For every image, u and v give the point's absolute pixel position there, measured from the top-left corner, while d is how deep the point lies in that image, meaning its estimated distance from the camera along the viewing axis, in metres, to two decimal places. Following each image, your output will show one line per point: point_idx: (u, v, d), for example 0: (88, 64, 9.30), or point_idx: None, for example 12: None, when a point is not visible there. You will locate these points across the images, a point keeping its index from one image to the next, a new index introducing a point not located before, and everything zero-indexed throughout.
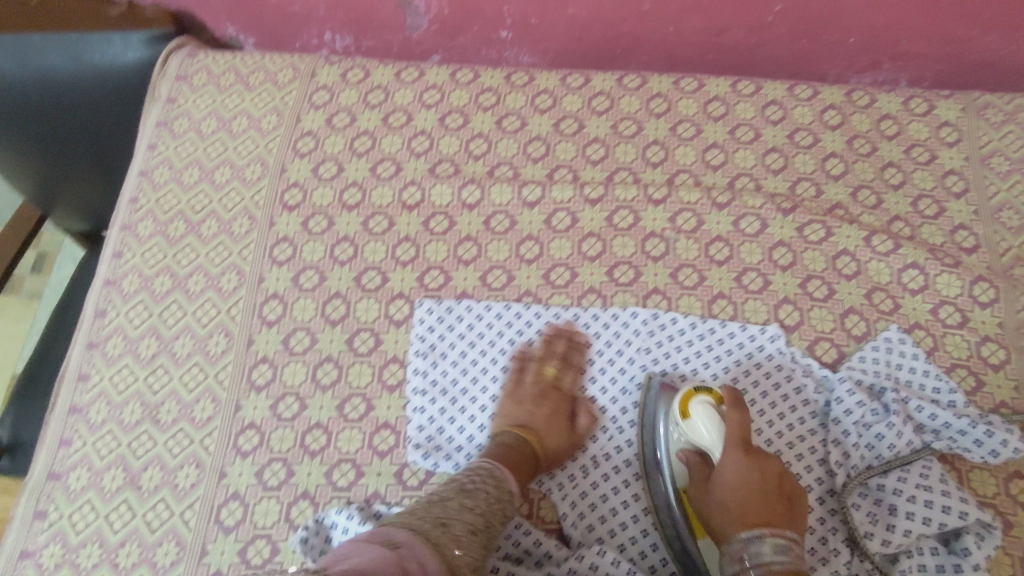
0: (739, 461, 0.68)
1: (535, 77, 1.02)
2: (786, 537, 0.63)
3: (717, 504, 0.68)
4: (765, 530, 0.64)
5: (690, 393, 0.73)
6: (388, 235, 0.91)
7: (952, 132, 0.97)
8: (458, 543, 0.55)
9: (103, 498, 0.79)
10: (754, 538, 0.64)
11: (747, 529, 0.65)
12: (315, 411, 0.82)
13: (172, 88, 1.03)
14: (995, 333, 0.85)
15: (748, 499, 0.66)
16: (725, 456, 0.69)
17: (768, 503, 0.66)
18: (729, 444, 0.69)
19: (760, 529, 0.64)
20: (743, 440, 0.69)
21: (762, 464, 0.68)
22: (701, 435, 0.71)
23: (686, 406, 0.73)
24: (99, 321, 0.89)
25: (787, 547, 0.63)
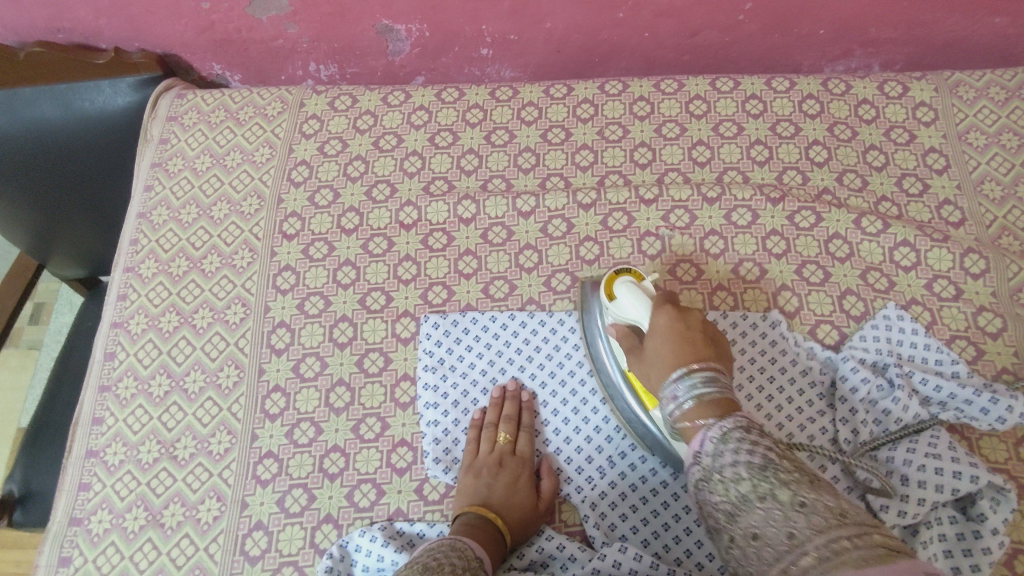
0: (664, 316, 0.70)
1: (519, 91, 1.04)
2: (711, 370, 0.62)
3: (653, 354, 0.68)
4: (691, 367, 0.63)
5: (613, 277, 0.77)
6: (389, 255, 0.93)
7: (929, 112, 1.00)
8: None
9: (127, 539, 0.79)
10: (679, 378, 0.63)
11: (676, 370, 0.64)
12: (331, 435, 0.83)
13: (164, 129, 1.05)
14: (990, 302, 0.87)
15: (677, 346, 0.66)
16: (652, 315, 0.71)
17: (693, 347, 0.66)
18: (656, 306, 0.72)
19: (685, 370, 0.63)
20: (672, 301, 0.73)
21: (689, 316, 0.70)
22: (632, 313, 0.73)
23: (612, 289, 0.76)
24: (110, 363, 0.89)
25: (712, 378, 0.61)
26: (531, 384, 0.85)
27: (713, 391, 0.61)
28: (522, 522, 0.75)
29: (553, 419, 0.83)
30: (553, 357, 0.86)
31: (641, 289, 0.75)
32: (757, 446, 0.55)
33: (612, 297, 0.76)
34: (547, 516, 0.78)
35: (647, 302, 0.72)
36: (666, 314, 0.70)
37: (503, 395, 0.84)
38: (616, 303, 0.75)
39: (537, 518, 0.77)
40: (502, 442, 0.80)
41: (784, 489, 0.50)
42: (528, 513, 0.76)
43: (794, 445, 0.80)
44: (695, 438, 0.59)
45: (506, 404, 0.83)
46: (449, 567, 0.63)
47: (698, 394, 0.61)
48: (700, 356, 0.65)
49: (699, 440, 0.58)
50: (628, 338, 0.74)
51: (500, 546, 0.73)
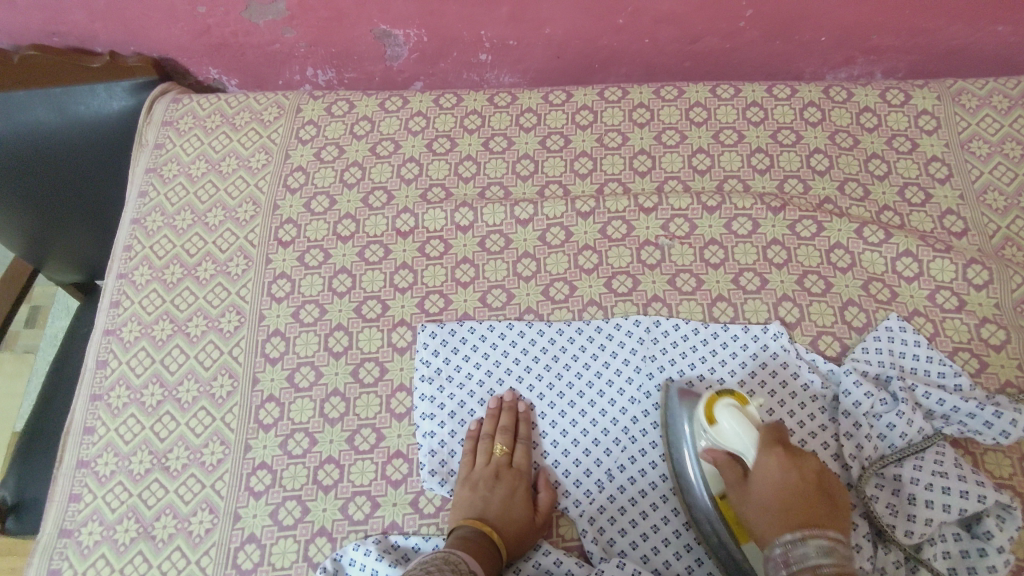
0: None
1: (518, 97, 1.03)
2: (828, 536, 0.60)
3: (755, 500, 0.65)
4: (808, 533, 0.60)
5: (714, 397, 0.72)
6: (385, 263, 0.92)
7: (931, 120, 0.99)
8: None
9: (117, 551, 0.78)
10: (791, 541, 0.60)
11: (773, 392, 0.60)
12: (325, 446, 0.82)
13: (159, 134, 1.04)
14: (993, 314, 0.86)
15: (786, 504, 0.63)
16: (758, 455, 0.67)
17: (805, 508, 0.63)
18: (763, 444, 0.67)
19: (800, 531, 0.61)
20: None
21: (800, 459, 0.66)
22: (734, 442, 0.69)
23: (712, 411, 0.71)
24: (101, 372, 0.88)
25: None
26: (529, 395, 0.84)
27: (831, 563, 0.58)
28: (519, 536, 0.74)
29: (551, 432, 0.82)
30: (551, 368, 0.85)
31: (746, 415, 0.70)
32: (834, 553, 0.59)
33: (713, 420, 0.71)
34: (545, 530, 0.77)
35: (753, 435, 0.68)
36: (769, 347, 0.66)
37: (501, 407, 0.83)
38: (718, 429, 0.70)
39: (534, 533, 0.76)
40: (498, 454, 0.79)
41: None
42: (524, 527, 0.75)
43: None
44: (790, 547, 0.60)
45: (503, 415, 0.82)
46: None
47: None
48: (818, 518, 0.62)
49: None
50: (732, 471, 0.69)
51: (496, 561, 0.71)
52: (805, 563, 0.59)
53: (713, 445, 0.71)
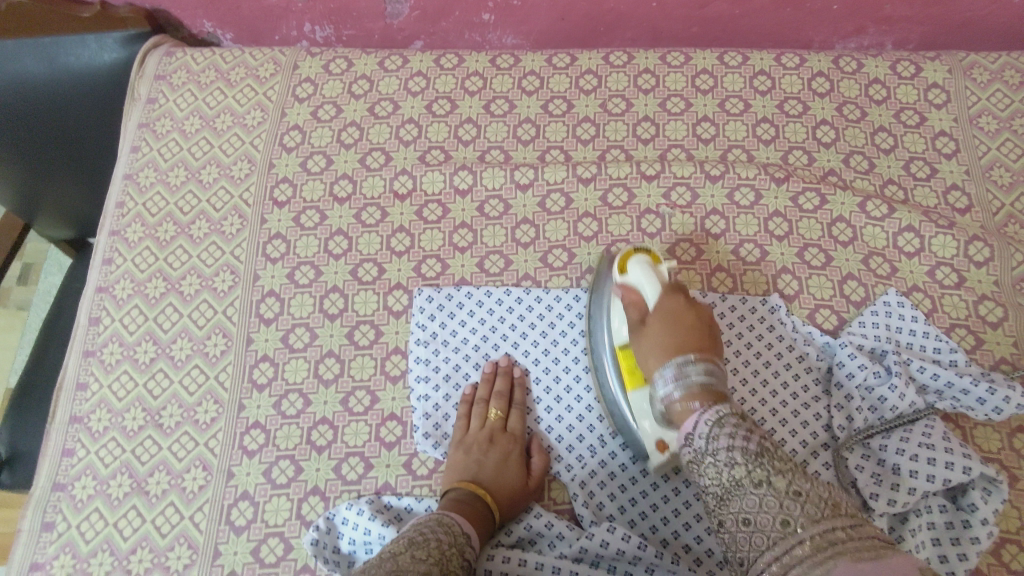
0: (674, 298, 0.69)
1: (521, 59, 1.01)
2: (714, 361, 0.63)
3: (649, 341, 0.67)
4: (698, 355, 0.63)
5: (629, 253, 0.74)
6: (382, 226, 0.91)
7: (941, 94, 0.97)
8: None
9: (111, 506, 0.78)
10: (681, 363, 0.62)
11: (681, 354, 0.63)
12: (320, 407, 0.81)
13: (152, 88, 1.02)
14: (992, 291, 0.86)
15: (673, 328, 0.66)
16: (661, 300, 0.69)
17: (690, 338, 0.65)
18: None
19: (692, 355, 0.63)
20: (681, 289, 0.70)
21: (699, 308, 0.69)
22: (642, 289, 0.71)
23: (625, 264, 0.74)
24: (94, 328, 0.87)
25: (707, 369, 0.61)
26: (524, 361, 0.84)
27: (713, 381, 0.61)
28: (511, 499, 0.75)
29: (544, 397, 0.82)
30: (547, 334, 0.84)
31: (655, 270, 0.72)
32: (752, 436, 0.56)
33: (624, 270, 0.74)
34: (538, 493, 0.78)
35: (658, 285, 0.70)
36: (680, 304, 0.68)
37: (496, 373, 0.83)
38: (627, 278, 0.73)
39: (526, 496, 0.76)
40: (493, 419, 0.79)
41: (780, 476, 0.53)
42: (517, 489, 0.75)
43: (788, 430, 0.79)
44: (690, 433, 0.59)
45: (498, 379, 0.82)
46: (435, 544, 0.63)
47: (687, 384, 0.61)
48: (708, 348, 0.65)
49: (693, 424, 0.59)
50: (636, 312, 0.71)
51: (489, 523, 0.72)
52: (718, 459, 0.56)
53: (626, 291, 0.73)
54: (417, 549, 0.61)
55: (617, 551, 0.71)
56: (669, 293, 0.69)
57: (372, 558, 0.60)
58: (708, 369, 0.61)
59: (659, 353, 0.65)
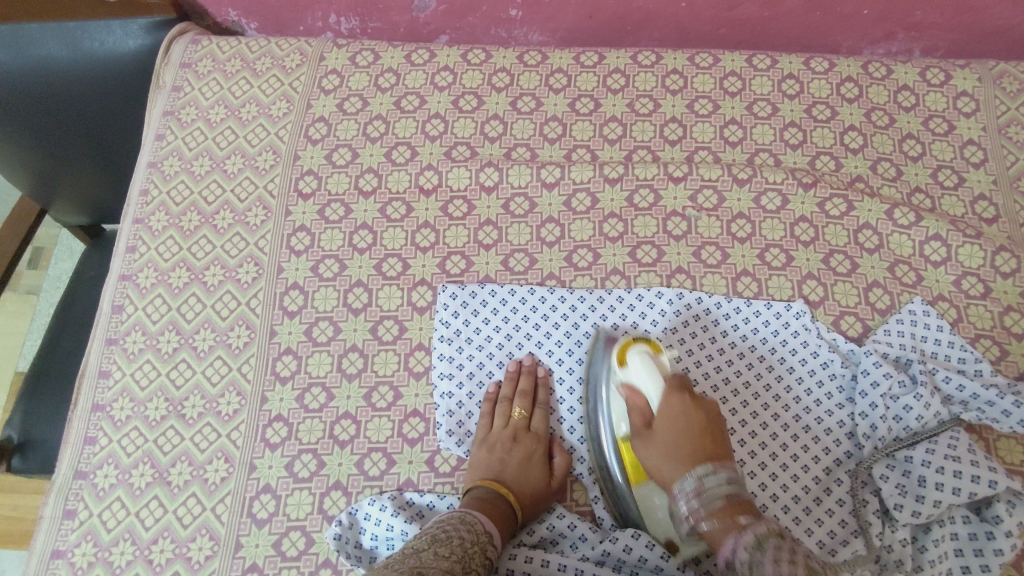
0: (681, 401, 0.70)
1: (548, 56, 1.00)
2: (734, 472, 0.65)
3: (659, 450, 0.68)
4: (717, 466, 0.65)
5: (628, 344, 0.74)
6: (407, 221, 0.90)
7: (970, 102, 0.97)
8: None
9: (132, 495, 0.78)
10: (702, 475, 0.64)
11: (702, 465, 0.65)
12: (342, 402, 0.81)
13: (177, 76, 1.01)
14: (1017, 302, 0.85)
15: (681, 438, 0.68)
16: (667, 402, 0.70)
17: (701, 446, 0.67)
18: (668, 389, 0.71)
19: (711, 466, 0.65)
20: (684, 384, 0.71)
21: (701, 405, 0.71)
22: (643, 388, 0.72)
23: (624, 354, 0.74)
24: (117, 316, 0.87)
25: (735, 482, 0.64)
26: (548, 361, 0.84)
27: (739, 495, 0.63)
28: (533, 499, 0.74)
29: (566, 397, 0.82)
30: (572, 334, 0.84)
31: (655, 362, 0.73)
32: (796, 555, 0.57)
33: (623, 363, 0.74)
34: (559, 494, 0.77)
35: (660, 386, 0.71)
36: (687, 407, 0.69)
37: (519, 373, 0.82)
38: (627, 371, 0.73)
39: (549, 496, 0.76)
40: (516, 418, 0.79)
41: None
42: (540, 490, 0.75)
43: (810, 438, 0.79)
44: (727, 545, 0.59)
45: (521, 379, 0.82)
46: (457, 541, 0.63)
47: (709, 503, 0.62)
48: (720, 457, 0.67)
49: (731, 542, 0.59)
50: (640, 417, 0.71)
51: (510, 522, 0.72)
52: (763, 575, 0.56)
53: (629, 390, 0.73)
54: (440, 546, 0.61)
55: (640, 558, 0.71)
56: (672, 391, 0.70)
57: (395, 552, 0.60)
58: (730, 480, 0.64)
59: (673, 469, 0.67)
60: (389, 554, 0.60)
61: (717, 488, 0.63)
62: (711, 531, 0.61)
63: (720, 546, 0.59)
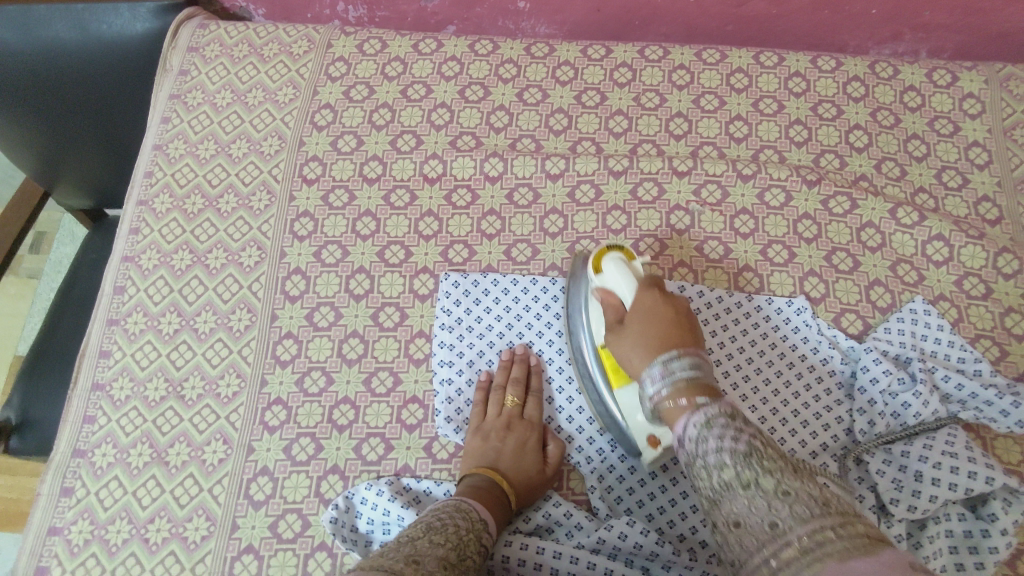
0: (653, 294, 0.67)
1: (555, 49, 1.01)
2: (696, 356, 0.59)
3: (627, 339, 0.65)
4: (681, 351, 0.60)
5: (602, 251, 0.73)
6: (411, 209, 0.90)
7: (976, 104, 0.97)
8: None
9: (130, 474, 0.78)
10: (667, 360, 0.59)
11: (666, 351, 0.61)
12: (342, 387, 0.81)
13: (184, 60, 1.01)
14: (1019, 303, 0.85)
15: (651, 321, 0.64)
16: (639, 296, 0.67)
17: (670, 327, 0.64)
18: (640, 287, 0.68)
19: (675, 351, 0.60)
20: (656, 281, 0.69)
21: (675, 300, 0.67)
22: (618, 289, 0.69)
23: (600, 262, 0.72)
24: (119, 297, 0.87)
25: (696, 366, 0.58)
26: (548, 351, 0.83)
27: (698, 376, 0.58)
28: (527, 486, 0.74)
29: (565, 386, 0.82)
30: None
31: (630, 267, 0.71)
32: (742, 434, 0.51)
33: (600, 270, 0.72)
34: (554, 481, 0.77)
35: (634, 281, 0.68)
36: (657, 298, 0.66)
37: (512, 360, 0.82)
38: (603, 278, 0.72)
39: (543, 483, 0.76)
40: (509, 406, 0.79)
41: (767, 477, 0.47)
42: (534, 477, 0.75)
43: (809, 432, 0.79)
44: (680, 423, 0.55)
45: (516, 367, 0.82)
46: (452, 529, 0.63)
47: (674, 379, 0.58)
48: (682, 339, 0.62)
49: (682, 424, 0.55)
50: (614, 312, 0.70)
51: (505, 508, 0.72)
52: (705, 445, 0.51)
53: (603, 292, 0.71)
54: (435, 534, 0.61)
55: (635, 544, 0.71)
56: (643, 288, 0.68)
57: (390, 541, 0.60)
58: (694, 364, 0.58)
59: (639, 352, 0.63)
60: (383, 543, 0.60)
61: (681, 371, 0.58)
62: (672, 398, 0.57)
63: (675, 422, 0.56)
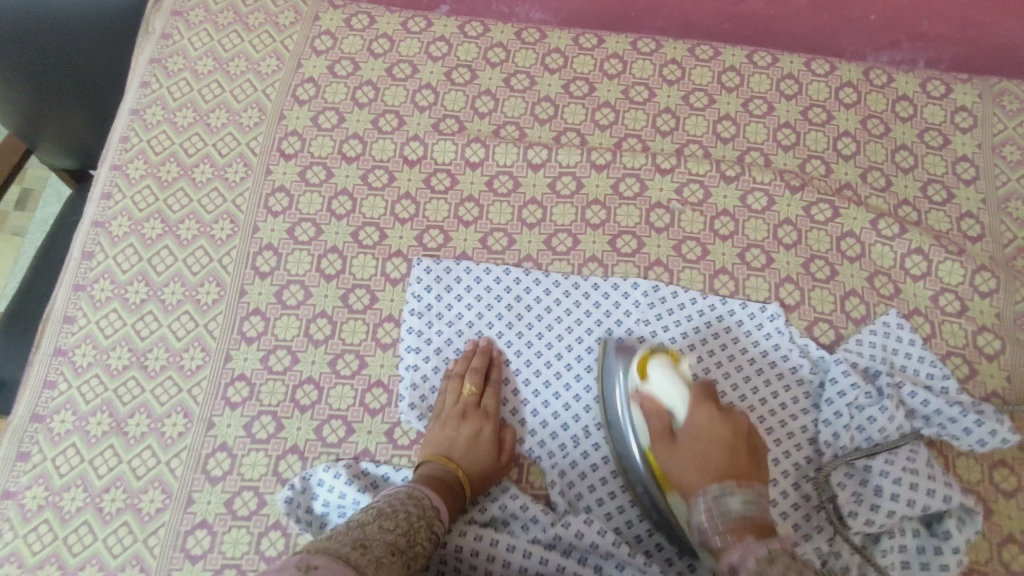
0: (705, 412, 0.68)
1: (547, 35, 0.99)
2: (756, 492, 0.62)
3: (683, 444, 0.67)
4: (736, 485, 0.62)
5: (648, 354, 0.72)
6: (388, 190, 0.89)
7: (967, 117, 0.96)
8: (379, 566, 0.54)
9: (88, 442, 0.77)
10: (720, 491, 0.62)
11: (718, 482, 0.63)
12: (307, 366, 0.81)
13: (168, 24, 0.99)
14: (992, 322, 0.85)
15: (705, 450, 0.66)
16: (691, 407, 0.68)
17: (726, 456, 0.65)
18: (695, 400, 0.69)
19: (729, 483, 0.62)
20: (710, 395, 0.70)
21: (732, 417, 0.68)
22: (665, 397, 0.69)
23: (645, 358, 0.72)
24: (87, 263, 0.86)
25: (751, 502, 0.61)
26: (517, 343, 0.83)
27: (752, 513, 0.60)
28: (483, 475, 0.74)
29: (531, 379, 0.81)
30: (543, 318, 0.83)
31: (676, 371, 0.70)
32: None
33: (643, 369, 0.71)
34: (510, 469, 0.78)
35: (685, 388, 0.69)
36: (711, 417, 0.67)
37: (472, 351, 0.82)
38: (647, 377, 0.71)
39: (498, 473, 0.76)
40: (467, 394, 0.78)
41: None
42: (489, 466, 0.75)
43: (772, 440, 0.79)
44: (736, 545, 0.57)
45: (476, 356, 0.81)
46: (403, 515, 0.63)
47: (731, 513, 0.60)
48: (745, 473, 0.64)
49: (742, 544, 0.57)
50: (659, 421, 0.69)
51: (460, 498, 0.72)
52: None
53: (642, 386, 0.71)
54: (385, 520, 0.61)
55: (590, 543, 0.71)
56: (699, 401, 0.68)
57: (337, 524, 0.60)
58: (747, 501, 0.61)
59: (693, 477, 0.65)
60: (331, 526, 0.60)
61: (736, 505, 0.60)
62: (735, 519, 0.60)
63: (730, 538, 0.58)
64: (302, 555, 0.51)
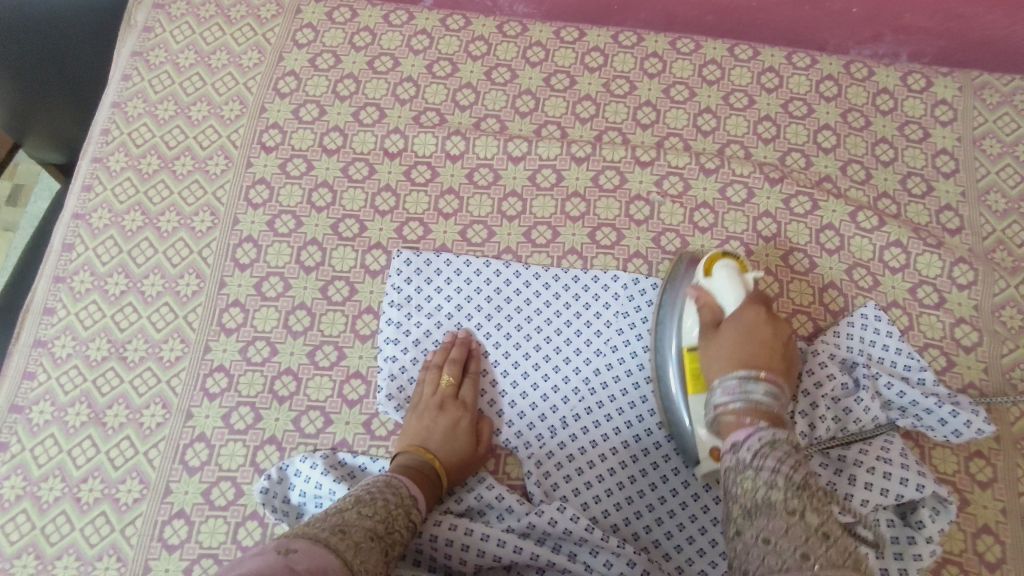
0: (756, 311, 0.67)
1: (529, 29, 0.99)
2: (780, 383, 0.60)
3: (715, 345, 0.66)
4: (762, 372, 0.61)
5: (715, 258, 0.73)
6: (369, 183, 0.89)
7: (948, 111, 0.96)
8: (358, 551, 0.55)
9: (67, 433, 0.78)
10: (744, 376, 0.61)
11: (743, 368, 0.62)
12: (286, 357, 0.81)
13: (150, 17, 1.00)
14: (970, 315, 0.85)
15: (748, 335, 0.65)
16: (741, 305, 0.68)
17: (765, 347, 0.65)
18: (747, 299, 0.69)
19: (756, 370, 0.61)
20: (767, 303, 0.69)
21: (778, 322, 0.67)
22: (721, 295, 0.70)
23: (710, 265, 0.73)
24: (67, 255, 0.86)
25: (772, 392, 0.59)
26: (495, 335, 0.83)
27: (771, 400, 0.59)
28: (460, 465, 0.75)
29: (509, 370, 0.82)
30: (522, 309, 0.84)
31: (739, 277, 0.71)
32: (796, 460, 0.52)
33: (708, 272, 0.73)
34: (486, 459, 0.78)
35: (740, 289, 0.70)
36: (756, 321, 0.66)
37: (450, 343, 0.82)
38: (710, 279, 0.72)
39: (475, 462, 0.76)
40: (445, 385, 0.78)
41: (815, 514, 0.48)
42: (466, 456, 0.75)
43: None
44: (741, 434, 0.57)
45: (455, 348, 0.81)
46: (382, 502, 0.63)
47: (751, 395, 0.59)
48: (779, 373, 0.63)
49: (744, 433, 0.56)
50: (710, 315, 0.70)
51: (436, 487, 0.72)
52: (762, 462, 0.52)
53: (700, 292, 0.72)
54: (363, 507, 0.61)
55: (563, 531, 0.71)
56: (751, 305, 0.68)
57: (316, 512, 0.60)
58: (770, 391, 0.59)
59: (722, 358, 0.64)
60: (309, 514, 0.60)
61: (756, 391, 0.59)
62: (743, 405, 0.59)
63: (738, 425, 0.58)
64: (280, 543, 0.51)
